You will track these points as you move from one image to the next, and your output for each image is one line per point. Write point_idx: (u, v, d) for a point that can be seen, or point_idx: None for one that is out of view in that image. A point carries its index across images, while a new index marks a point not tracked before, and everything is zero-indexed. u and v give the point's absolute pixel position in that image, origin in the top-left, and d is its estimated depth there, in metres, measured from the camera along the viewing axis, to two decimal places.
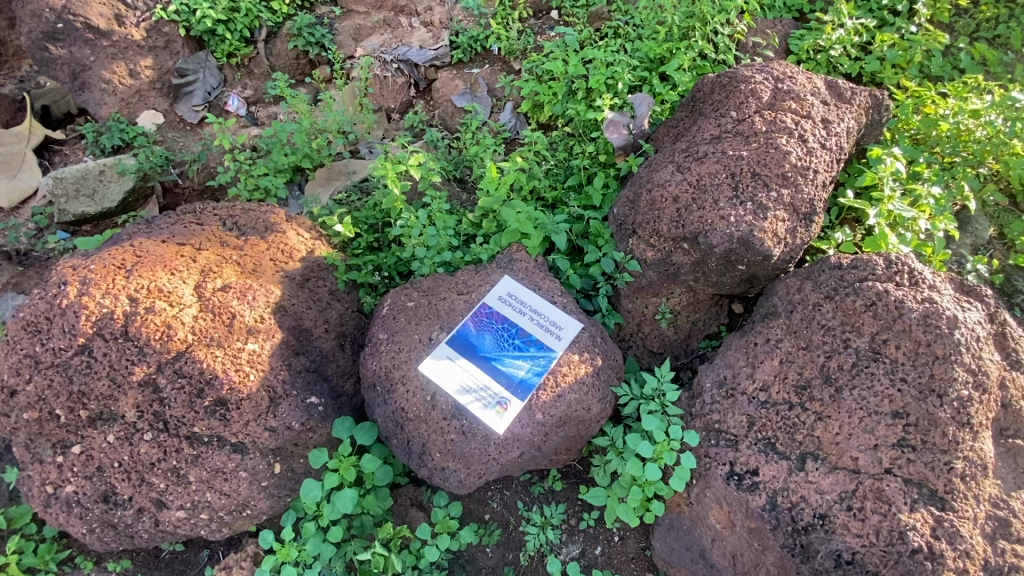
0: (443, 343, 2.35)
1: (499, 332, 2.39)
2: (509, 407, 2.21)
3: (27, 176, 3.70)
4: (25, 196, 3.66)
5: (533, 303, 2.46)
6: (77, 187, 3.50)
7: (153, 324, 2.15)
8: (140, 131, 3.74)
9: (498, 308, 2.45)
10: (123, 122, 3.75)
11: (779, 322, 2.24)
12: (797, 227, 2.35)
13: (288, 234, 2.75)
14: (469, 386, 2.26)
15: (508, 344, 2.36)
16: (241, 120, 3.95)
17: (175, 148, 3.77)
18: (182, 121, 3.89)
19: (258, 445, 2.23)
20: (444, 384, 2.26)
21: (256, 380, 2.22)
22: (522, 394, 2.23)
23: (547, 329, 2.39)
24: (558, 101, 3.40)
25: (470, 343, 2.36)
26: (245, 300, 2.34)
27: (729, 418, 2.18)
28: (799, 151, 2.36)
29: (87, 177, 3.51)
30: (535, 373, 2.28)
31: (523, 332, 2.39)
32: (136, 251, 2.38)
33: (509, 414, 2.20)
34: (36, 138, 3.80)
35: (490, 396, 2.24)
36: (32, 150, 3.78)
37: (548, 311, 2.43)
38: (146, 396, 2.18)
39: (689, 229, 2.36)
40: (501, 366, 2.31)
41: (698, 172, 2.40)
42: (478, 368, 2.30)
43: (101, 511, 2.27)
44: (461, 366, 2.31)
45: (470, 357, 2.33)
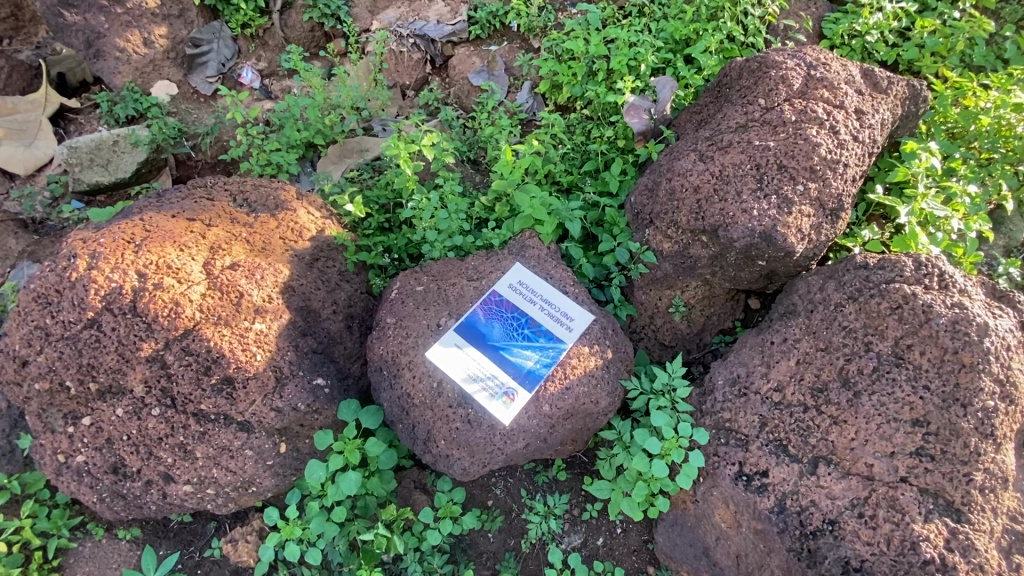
0: (449, 330, 2.31)
1: (508, 321, 2.34)
2: (517, 395, 2.18)
3: (43, 143, 3.70)
4: (41, 164, 3.68)
5: (543, 292, 2.41)
6: (91, 157, 3.52)
7: (161, 300, 2.09)
8: (153, 102, 3.71)
9: (508, 297, 2.40)
10: (136, 92, 3.71)
11: (798, 321, 2.16)
12: (823, 223, 2.23)
13: (298, 212, 2.75)
14: (476, 374, 2.23)
15: (517, 333, 2.32)
16: (255, 94, 3.92)
17: (188, 120, 3.75)
18: (196, 92, 3.84)
19: (264, 425, 2.22)
20: (450, 372, 2.23)
21: (263, 360, 2.17)
22: (530, 383, 2.20)
23: (557, 319, 2.34)
24: (577, 83, 3.33)
25: (478, 331, 2.31)
26: (253, 279, 2.28)
27: (740, 417, 2.14)
28: (830, 143, 2.22)
29: (101, 147, 3.53)
30: (543, 364, 2.23)
31: (533, 322, 2.34)
32: (145, 226, 2.35)
33: (518, 403, 2.17)
34: (51, 108, 3.77)
35: (497, 383, 2.20)
36: (48, 118, 3.77)
37: (558, 299, 2.38)
38: (153, 372, 2.13)
39: (709, 221, 2.25)
40: (510, 354, 2.26)
41: (722, 162, 2.27)
42: (486, 357, 2.26)
43: (111, 482, 2.34)
44: (469, 355, 2.26)
45: (477, 345, 2.28)
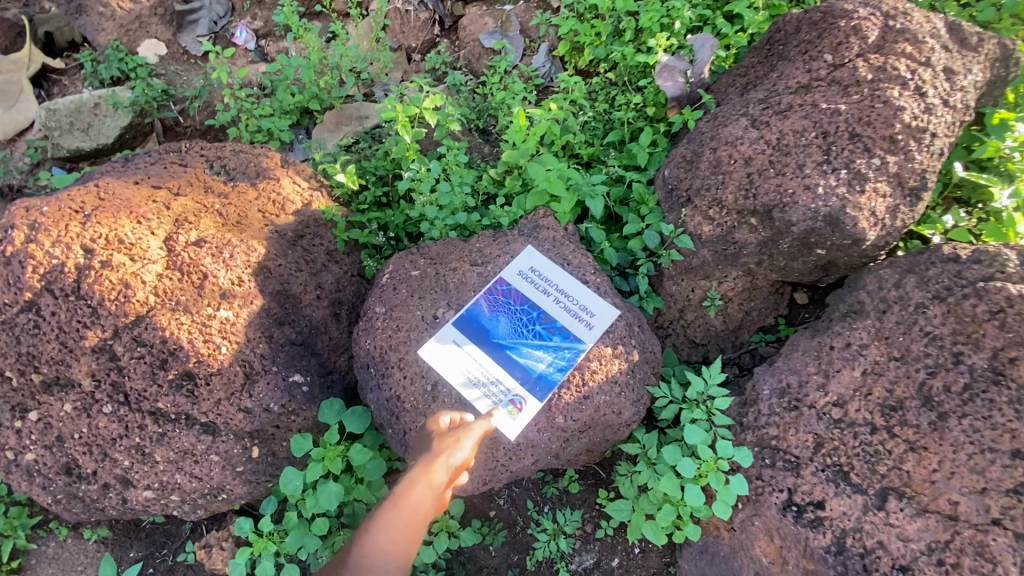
0: (447, 324, 1.98)
1: (516, 315, 2.00)
2: (525, 404, 1.85)
3: (25, 107, 3.36)
4: (20, 129, 3.33)
5: (559, 282, 2.06)
6: (71, 120, 3.21)
7: (109, 281, 1.78)
8: (142, 62, 3.37)
9: (517, 287, 2.06)
10: (121, 51, 3.38)
11: (867, 323, 1.79)
12: (900, 205, 1.85)
13: (282, 181, 2.41)
14: (477, 377, 1.90)
15: (526, 330, 1.98)
16: (248, 56, 3.52)
17: (177, 83, 3.41)
18: (185, 53, 3.50)
19: (232, 427, 1.92)
20: (447, 374, 1.90)
21: (228, 354, 1.86)
22: (540, 390, 1.87)
23: (574, 315, 1.99)
24: (601, 44, 2.95)
25: (481, 326, 1.97)
26: (220, 259, 1.95)
27: (791, 436, 1.79)
28: (915, 108, 1.82)
29: (82, 110, 3.23)
30: (558, 368, 1.89)
31: (545, 317, 2.00)
32: (100, 193, 2.04)
33: (525, 412, 1.84)
34: (35, 67, 3.45)
35: (501, 389, 1.87)
36: (30, 80, 3.43)
37: (576, 291, 2.04)
38: (102, 364, 1.83)
39: (762, 201, 1.88)
40: (518, 355, 1.92)
41: (781, 128, 1.87)
42: (490, 357, 1.92)
43: (65, 483, 2.07)
44: (470, 355, 1.93)
45: (479, 343, 1.95)
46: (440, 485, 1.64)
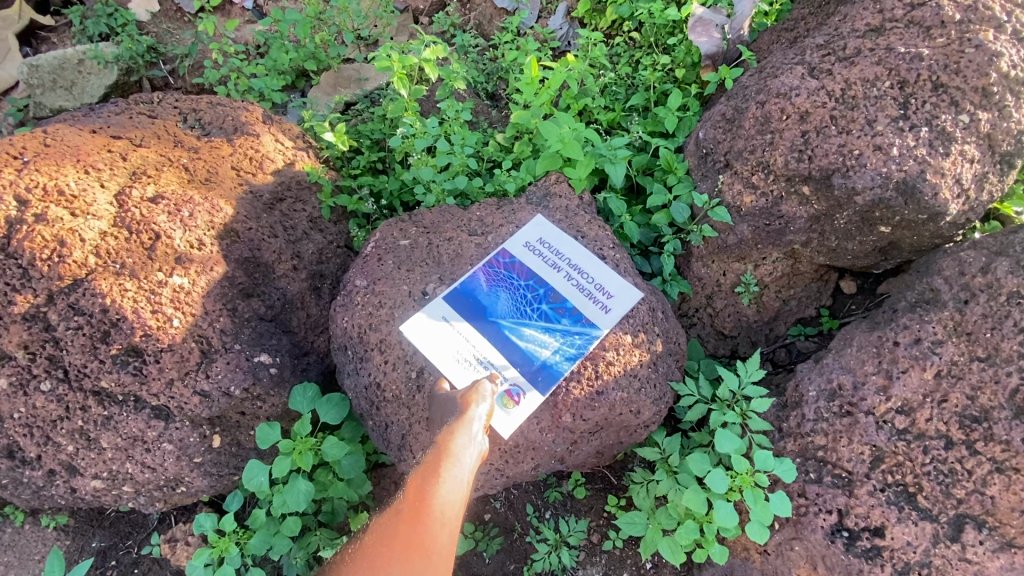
0: (439, 298, 1.69)
1: (518, 292, 1.71)
2: (524, 394, 1.55)
3: (11, 65, 3.12)
4: (5, 87, 3.09)
5: (570, 258, 1.78)
6: (53, 77, 2.96)
7: (41, 237, 1.52)
8: (133, 18, 3.16)
9: (523, 261, 1.77)
10: (110, 6, 3.16)
11: (942, 315, 1.48)
12: (988, 174, 1.53)
13: (262, 138, 2.14)
14: (470, 360, 1.59)
15: (530, 308, 1.68)
16: (245, 16, 3.25)
17: (167, 40, 3.18)
18: (179, 11, 3.25)
19: (186, 413, 1.66)
20: (435, 355, 1.61)
21: (180, 328, 1.59)
22: (543, 380, 1.57)
23: (587, 296, 1.71)
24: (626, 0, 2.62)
25: (477, 302, 1.68)
26: (177, 217, 1.68)
27: (844, 447, 1.49)
28: (1014, 55, 1.49)
29: (66, 67, 2.95)
30: (565, 357, 1.60)
31: (553, 296, 1.70)
32: (46, 139, 1.77)
33: (524, 405, 1.55)
34: (24, 24, 3.21)
35: (495, 375, 1.57)
36: (16, 36, 3.19)
37: (591, 267, 1.76)
38: (35, 335, 1.57)
39: (819, 164, 1.56)
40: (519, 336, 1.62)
41: (847, 77, 1.56)
42: (485, 338, 1.62)
43: (7, 468, 1.84)
44: (463, 334, 1.63)
45: (474, 321, 1.64)
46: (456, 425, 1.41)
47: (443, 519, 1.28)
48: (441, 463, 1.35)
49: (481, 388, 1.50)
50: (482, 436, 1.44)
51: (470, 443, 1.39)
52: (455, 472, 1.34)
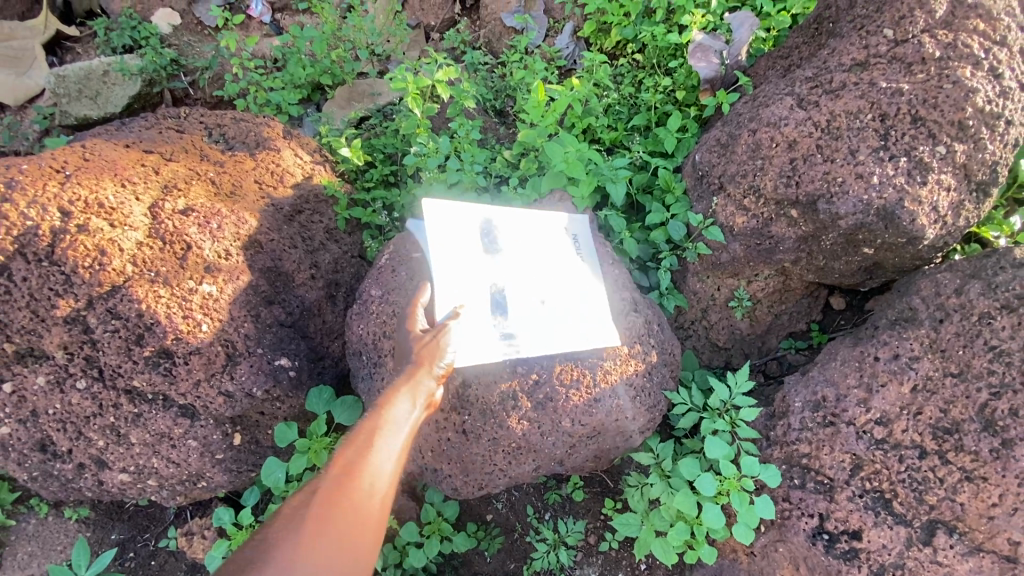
0: (476, 210, 1.78)
1: (537, 260, 1.80)
2: (484, 345, 1.63)
3: (37, 74, 3.20)
4: (31, 95, 3.16)
5: (591, 265, 1.88)
6: (80, 87, 3.12)
7: (83, 246, 1.64)
8: (155, 32, 3.27)
9: (552, 238, 1.89)
10: (134, 19, 3.29)
11: (918, 333, 1.59)
12: (965, 201, 1.63)
13: (282, 153, 2.27)
14: (467, 277, 1.67)
15: (531, 277, 1.77)
16: (263, 29, 3.43)
17: (188, 53, 3.31)
18: (200, 23, 3.43)
19: (211, 412, 1.79)
20: (447, 241, 1.69)
21: (209, 332, 1.71)
22: (506, 347, 1.66)
23: (586, 305, 1.77)
24: (630, 24, 2.75)
25: (499, 239, 1.78)
26: (207, 229, 1.81)
27: (826, 455, 1.59)
28: (988, 90, 1.59)
29: (91, 77, 3.12)
30: (540, 337, 1.70)
31: (555, 283, 1.79)
32: (85, 154, 1.90)
33: (476, 354, 1.62)
34: (50, 34, 3.28)
35: (473, 307, 1.65)
36: (43, 47, 3.27)
37: (599, 285, 1.83)
38: (75, 337, 1.70)
39: (806, 189, 1.68)
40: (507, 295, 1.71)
41: (832, 109, 1.67)
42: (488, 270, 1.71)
43: (39, 461, 1.95)
44: (474, 253, 1.73)
45: (488, 251, 1.75)
46: (405, 385, 1.46)
47: (374, 483, 1.29)
48: (383, 424, 1.38)
49: (444, 338, 1.54)
50: (428, 398, 1.50)
51: (415, 403, 1.46)
52: (395, 435, 1.38)
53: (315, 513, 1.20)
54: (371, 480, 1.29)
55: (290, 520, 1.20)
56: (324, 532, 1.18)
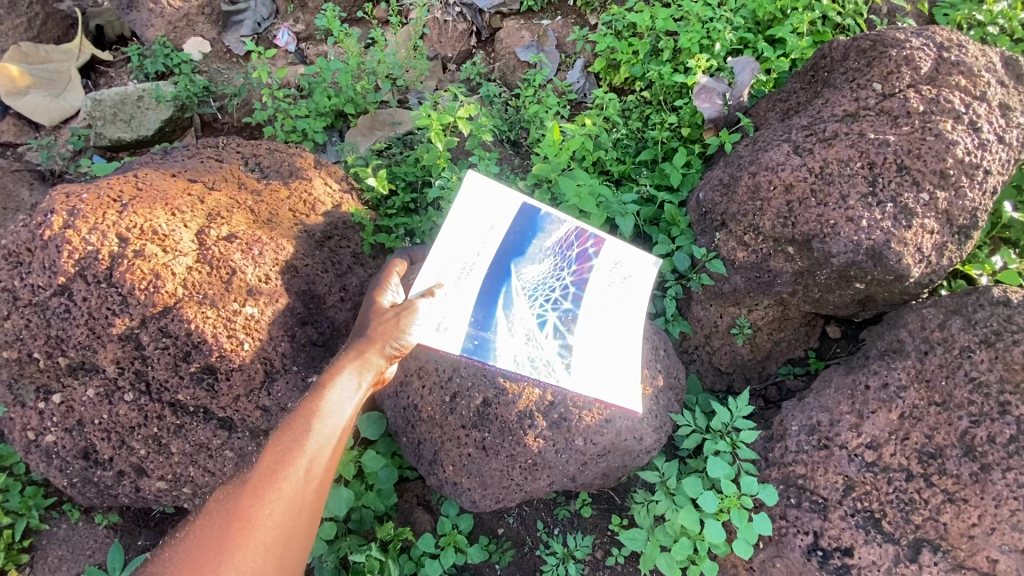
0: (520, 199, 1.80)
1: (555, 282, 1.80)
2: (448, 332, 1.70)
3: (72, 96, 3.27)
4: (66, 117, 3.25)
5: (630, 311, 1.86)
6: (114, 111, 3.15)
7: (140, 270, 1.80)
8: (186, 58, 3.28)
9: (602, 267, 1.84)
10: (168, 47, 3.30)
11: (906, 364, 1.72)
12: (947, 243, 1.79)
13: (314, 182, 2.37)
14: (463, 257, 1.75)
15: (543, 300, 1.78)
16: (288, 58, 3.43)
17: (218, 80, 3.31)
18: (229, 52, 3.40)
19: (248, 424, 1.93)
20: (467, 206, 1.76)
21: (250, 351, 1.88)
22: (469, 349, 1.69)
23: (599, 355, 1.79)
24: (638, 62, 2.90)
25: (528, 244, 1.80)
26: (249, 255, 1.96)
27: (820, 476, 1.71)
28: (969, 142, 1.75)
29: (126, 102, 3.16)
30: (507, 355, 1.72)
31: (569, 316, 1.79)
32: (137, 182, 2.05)
33: (438, 338, 1.69)
34: (84, 58, 3.34)
35: (452, 286, 1.73)
36: (79, 70, 3.34)
37: (626, 340, 1.82)
38: (126, 353, 1.85)
39: (801, 229, 1.83)
40: (494, 297, 1.74)
41: (825, 156, 1.82)
42: (494, 264, 1.76)
43: (81, 468, 2.05)
44: (488, 236, 1.78)
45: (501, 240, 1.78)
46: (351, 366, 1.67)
47: (314, 459, 1.54)
48: (326, 404, 1.61)
49: (414, 310, 1.68)
50: (375, 372, 1.73)
51: (360, 378, 1.69)
52: (335, 414, 1.61)
53: (260, 485, 1.48)
54: (310, 464, 1.53)
55: (225, 509, 1.46)
56: (270, 512, 1.45)
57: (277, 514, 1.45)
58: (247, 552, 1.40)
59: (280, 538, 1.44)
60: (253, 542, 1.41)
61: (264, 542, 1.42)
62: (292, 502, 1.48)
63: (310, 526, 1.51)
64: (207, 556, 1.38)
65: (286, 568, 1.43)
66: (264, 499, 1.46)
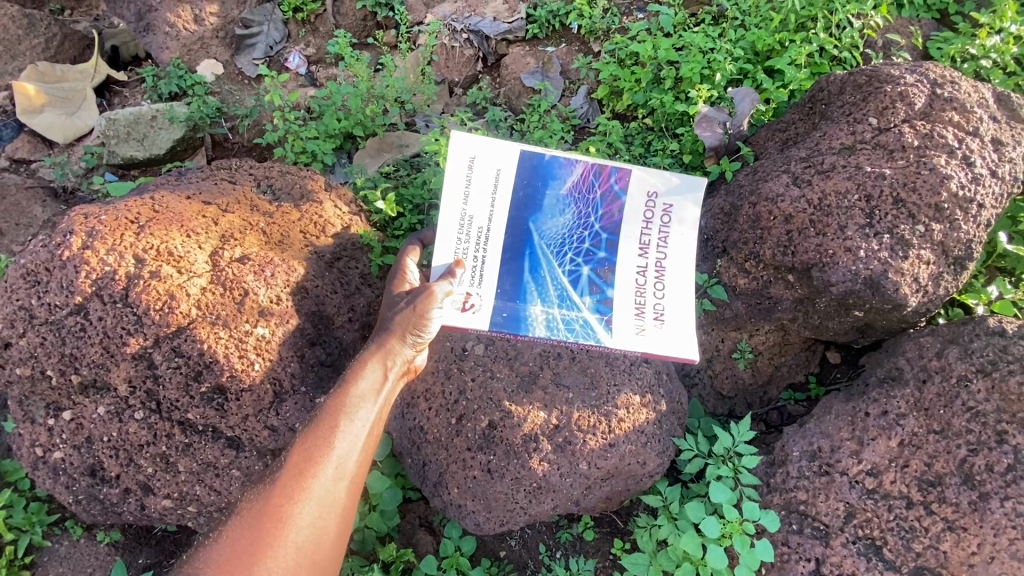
0: (517, 151, 1.90)
1: (578, 235, 1.95)
2: (479, 311, 1.86)
3: (87, 114, 3.33)
4: (81, 135, 3.30)
5: (667, 253, 1.97)
6: (128, 130, 3.19)
7: (156, 291, 1.86)
8: (198, 79, 3.34)
9: (626, 209, 1.97)
10: (182, 68, 3.37)
11: (905, 392, 1.75)
12: (943, 273, 1.84)
13: (324, 205, 2.39)
14: (477, 228, 1.89)
15: (572, 255, 1.94)
16: (299, 80, 3.49)
17: (229, 101, 3.34)
18: (241, 74, 3.47)
19: (256, 443, 1.96)
20: (468, 171, 1.87)
21: (260, 371, 1.92)
22: (501, 319, 1.87)
23: (648, 305, 1.93)
24: (640, 90, 2.96)
25: (539, 198, 1.92)
26: (262, 276, 2.00)
27: (822, 503, 1.73)
28: (962, 176, 1.80)
29: (140, 121, 3.20)
30: (543, 323, 1.89)
31: (600, 269, 1.95)
32: (154, 205, 2.09)
33: (466, 318, 1.86)
34: (99, 78, 3.41)
35: (472, 261, 1.88)
36: (94, 89, 3.40)
37: (671, 284, 1.94)
38: (139, 371, 1.89)
39: (801, 258, 1.88)
40: (521, 265, 1.90)
41: (823, 188, 1.88)
42: (511, 228, 1.91)
43: (87, 485, 2.06)
44: (496, 198, 1.90)
45: (511, 202, 1.91)
46: (375, 361, 1.76)
47: (342, 457, 1.67)
48: (354, 400, 1.72)
49: (436, 293, 1.77)
50: (400, 364, 1.81)
51: (384, 372, 1.77)
52: (362, 410, 1.71)
53: (293, 482, 1.62)
54: (338, 464, 1.66)
55: (261, 506, 1.61)
56: (301, 512, 1.60)
57: (309, 514, 1.61)
58: (283, 544, 1.57)
59: (312, 536, 1.60)
60: (287, 538, 1.57)
61: (297, 541, 1.58)
62: (321, 503, 1.63)
63: (342, 519, 1.67)
64: (247, 552, 1.56)
65: (318, 565, 1.60)
66: (296, 500, 1.61)
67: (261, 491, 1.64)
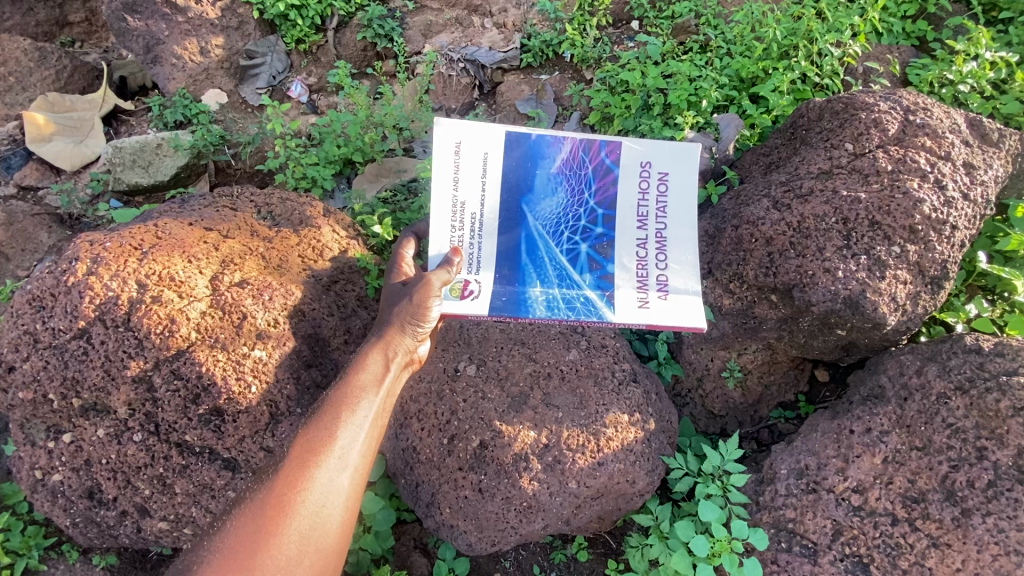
0: (502, 133, 1.96)
1: (573, 214, 2.03)
2: (478, 296, 1.95)
3: (93, 142, 3.42)
4: (87, 162, 3.38)
5: (667, 222, 2.04)
6: (134, 157, 3.28)
7: (157, 315, 1.92)
8: (203, 109, 3.45)
9: (620, 182, 2.04)
10: (187, 98, 3.49)
11: (887, 410, 1.79)
12: (921, 292, 1.91)
13: (322, 229, 2.43)
14: (469, 215, 1.97)
15: (568, 235, 2.03)
16: (301, 108, 3.61)
17: (232, 129, 3.46)
18: (245, 103, 3.58)
19: (251, 464, 1.99)
20: (456, 159, 1.94)
21: (256, 393, 1.97)
22: (502, 302, 1.96)
23: (652, 279, 2.01)
24: (631, 116, 3.00)
25: (531, 180, 2.00)
26: (260, 299, 2.06)
27: (809, 520, 1.75)
28: (934, 200, 1.87)
29: (145, 149, 3.28)
30: (545, 304, 1.98)
31: (597, 246, 2.04)
32: (157, 232, 2.15)
33: (464, 306, 1.94)
34: (107, 108, 3.53)
35: (468, 249, 1.97)
36: (102, 119, 3.51)
37: (671, 254, 2.04)
38: (139, 394, 1.94)
39: (782, 279, 1.94)
40: (518, 250, 2.01)
41: (802, 212, 1.95)
42: (505, 211, 2.00)
43: (85, 507, 2.08)
44: (487, 182, 1.98)
45: (502, 184, 1.99)
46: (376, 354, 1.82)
47: (345, 447, 1.70)
48: (358, 391, 1.76)
49: (434, 286, 1.85)
50: (402, 356, 1.88)
51: (386, 365, 1.83)
52: (365, 401, 1.76)
53: (296, 474, 1.64)
54: (340, 454, 1.69)
55: (263, 498, 1.62)
56: (304, 502, 1.62)
57: (312, 504, 1.62)
58: (287, 533, 1.59)
59: (315, 527, 1.62)
60: (291, 527, 1.59)
61: (300, 530, 1.60)
62: (324, 493, 1.65)
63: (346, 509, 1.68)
64: (250, 544, 1.57)
65: (322, 554, 1.62)
66: (298, 490, 1.63)
67: (264, 483, 1.66)
